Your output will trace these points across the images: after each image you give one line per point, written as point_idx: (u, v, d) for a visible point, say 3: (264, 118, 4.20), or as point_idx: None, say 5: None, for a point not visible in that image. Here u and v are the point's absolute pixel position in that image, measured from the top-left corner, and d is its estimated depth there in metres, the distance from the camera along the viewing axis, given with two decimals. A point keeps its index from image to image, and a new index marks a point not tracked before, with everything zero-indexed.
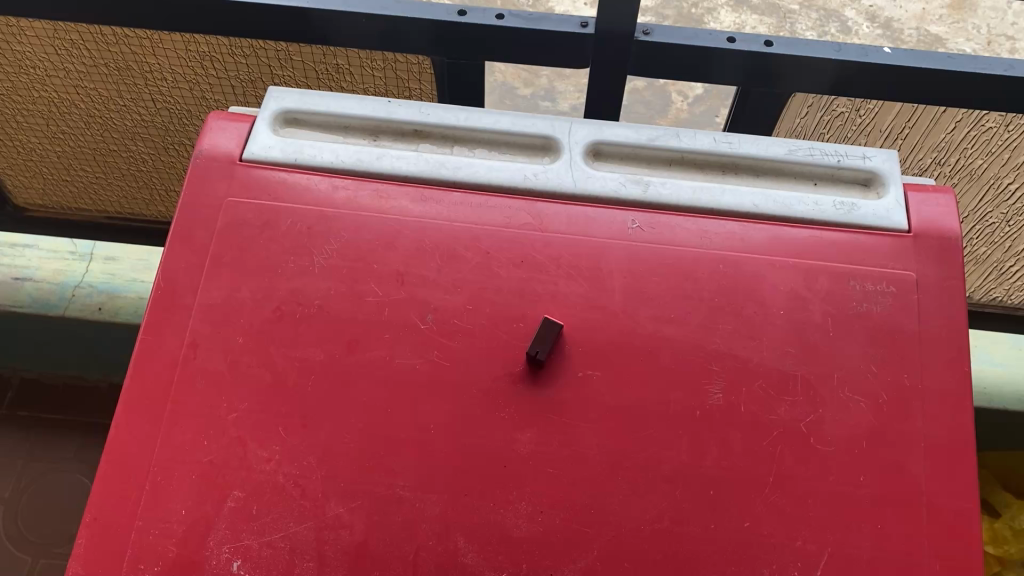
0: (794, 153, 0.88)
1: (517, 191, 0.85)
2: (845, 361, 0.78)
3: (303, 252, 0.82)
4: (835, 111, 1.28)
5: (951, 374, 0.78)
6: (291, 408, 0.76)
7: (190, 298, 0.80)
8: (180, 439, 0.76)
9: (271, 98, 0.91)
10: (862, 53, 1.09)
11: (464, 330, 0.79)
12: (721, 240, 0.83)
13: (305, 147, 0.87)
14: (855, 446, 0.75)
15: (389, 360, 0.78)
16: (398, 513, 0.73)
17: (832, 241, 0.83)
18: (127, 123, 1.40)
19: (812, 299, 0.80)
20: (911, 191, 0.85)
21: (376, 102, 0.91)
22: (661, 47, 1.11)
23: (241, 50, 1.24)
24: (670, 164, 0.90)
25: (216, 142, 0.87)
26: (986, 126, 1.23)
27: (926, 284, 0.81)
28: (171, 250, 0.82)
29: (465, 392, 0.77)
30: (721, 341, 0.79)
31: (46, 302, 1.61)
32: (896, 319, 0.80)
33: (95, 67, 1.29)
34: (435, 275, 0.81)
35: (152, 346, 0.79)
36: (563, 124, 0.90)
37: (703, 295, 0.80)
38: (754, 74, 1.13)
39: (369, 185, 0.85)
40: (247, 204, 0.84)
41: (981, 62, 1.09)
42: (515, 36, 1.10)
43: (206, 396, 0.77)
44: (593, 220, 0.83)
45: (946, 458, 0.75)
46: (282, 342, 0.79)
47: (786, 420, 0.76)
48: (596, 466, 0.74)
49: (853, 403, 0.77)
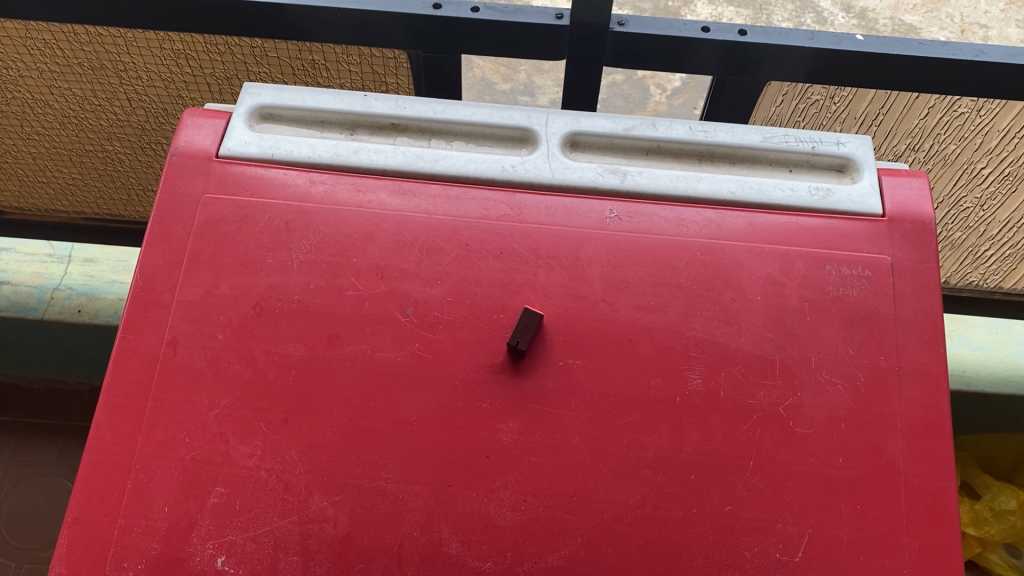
0: (769, 141, 0.89)
1: (495, 183, 0.85)
2: (822, 344, 0.79)
3: (282, 247, 0.82)
4: (811, 98, 1.29)
5: (926, 356, 0.79)
6: (273, 404, 0.76)
7: (169, 295, 0.80)
8: (163, 436, 0.75)
9: (248, 93, 0.91)
10: (836, 40, 1.10)
11: (444, 321, 0.79)
12: (697, 227, 0.83)
13: (281, 142, 0.87)
14: (833, 428, 0.76)
15: (371, 353, 0.78)
16: (383, 505, 0.73)
17: (808, 228, 0.84)
18: (104, 124, 1.39)
19: (789, 285, 0.81)
20: (885, 176, 0.86)
21: (353, 96, 0.91)
22: (636, 37, 1.11)
23: (217, 46, 1.24)
24: (647, 154, 0.90)
25: (193, 139, 0.87)
26: (958, 112, 1.23)
27: (901, 267, 0.82)
28: (149, 248, 0.82)
29: (446, 383, 0.77)
30: (699, 327, 0.79)
31: (24, 305, 1.53)
32: (872, 301, 0.80)
33: (68, 67, 1.28)
34: (415, 267, 0.81)
35: (131, 343, 0.78)
36: (540, 115, 0.90)
37: (681, 282, 0.81)
38: (730, 64, 1.13)
39: (346, 178, 0.85)
40: (224, 200, 0.84)
41: (953, 48, 1.09)
42: (490, 29, 1.10)
43: (186, 393, 0.77)
44: (571, 210, 0.84)
45: (925, 440, 0.76)
46: (263, 338, 0.79)
47: (766, 403, 0.77)
48: (579, 454, 0.75)
49: (831, 386, 0.77)
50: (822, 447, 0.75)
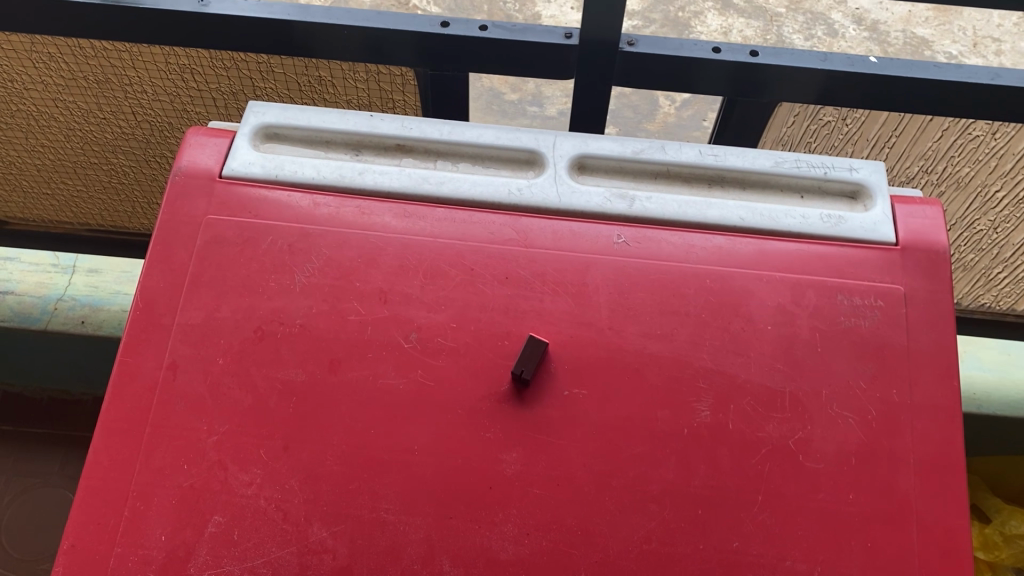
0: (781, 166, 0.88)
1: (501, 206, 0.84)
2: (833, 377, 0.77)
3: (285, 271, 0.81)
4: (823, 120, 1.26)
5: (938, 389, 0.77)
6: (274, 431, 0.75)
7: (170, 318, 0.79)
8: (160, 462, 0.74)
9: (252, 112, 0.90)
10: (848, 62, 1.08)
11: (448, 347, 0.78)
12: (706, 254, 0.82)
13: (285, 163, 0.86)
14: (844, 462, 0.74)
15: (372, 380, 0.77)
16: (383, 537, 0.72)
17: (819, 256, 0.82)
18: (108, 137, 1.35)
19: (799, 315, 0.80)
20: (898, 204, 0.85)
21: (359, 115, 0.90)
22: (645, 57, 1.10)
23: (223, 62, 1.21)
24: (656, 177, 0.89)
25: (196, 158, 0.86)
26: (973, 135, 1.20)
27: (914, 297, 0.80)
28: (151, 271, 0.81)
29: (449, 412, 0.76)
30: (708, 357, 0.78)
31: (28, 316, 1.52)
32: (885, 333, 0.79)
33: (73, 81, 1.25)
34: (419, 292, 0.80)
35: (131, 367, 0.77)
36: (548, 137, 0.89)
37: (690, 310, 0.80)
38: (740, 85, 1.11)
39: (351, 201, 0.84)
40: (227, 222, 0.83)
41: (968, 71, 1.08)
42: (498, 48, 1.09)
43: (186, 418, 0.76)
44: (577, 235, 0.83)
45: (937, 476, 0.74)
46: (263, 363, 0.77)
47: (775, 437, 0.75)
48: (583, 486, 0.73)
49: (841, 420, 0.76)
50: (833, 482, 0.74)
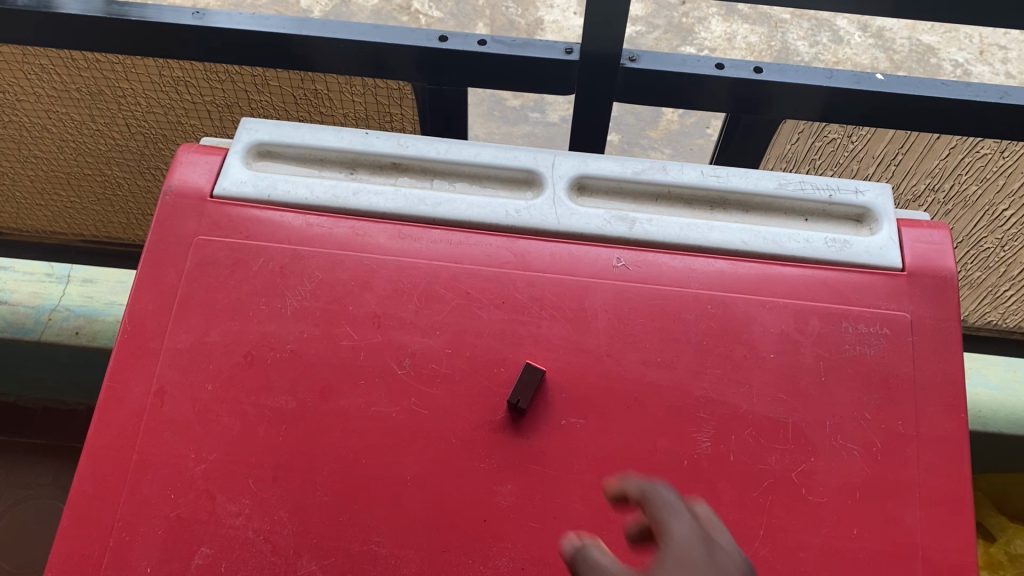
0: (785, 188, 0.86)
1: (498, 228, 0.83)
2: (837, 407, 0.75)
3: (276, 293, 0.79)
4: (827, 137, 1.23)
5: (945, 421, 0.75)
6: (263, 460, 0.73)
7: (158, 342, 0.77)
8: (146, 492, 0.72)
9: (245, 129, 0.88)
10: (854, 80, 1.06)
11: (442, 374, 0.76)
12: (707, 279, 0.80)
13: (278, 183, 0.84)
14: (848, 496, 0.72)
15: (364, 408, 0.75)
16: (373, 571, 0.70)
17: (823, 282, 0.80)
18: (102, 148, 1.34)
19: (803, 342, 0.78)
20: (905, 228, 0.83)
21: (354, 133, 0.88)
22: (646, 74, 1.07)
23: (217, 75, 1.19)
24: (657, 199, 0.87)
25: (187, 177, 0.84)
26: (980, 153, 1.18)
27: (920, 325, 0.78)
28: (139, 293, 0.79)
29: (443, 442, 0.74)
30: (709, 386, 0.76)
31: (21, 327, 1.51)
32: (890, 362, 0.77)
33: (66, 93, 1.23)
34: (413, 317, 0.78)
35: (118, 393, 0.76)
36: (546, 157, 0.87)
37: (691, 337, 0.78)
38: (743, 101, 1.09)
39: (345, 221, 0.83)
40: (218, 243, 0.81)
41: (976, 88, 1.05)
42: (497, 63, 1.07)
43: (173, 446, 0.74)
44: (576, 258, 0.81)
45: (944, 511, 0.72)
46: (253, 390, 0.76)
47: (777, 469, 0.73)
48: (579, 520, 0.71)
49: (845, 452, 0.74)
50: (836, 517, 0.72)
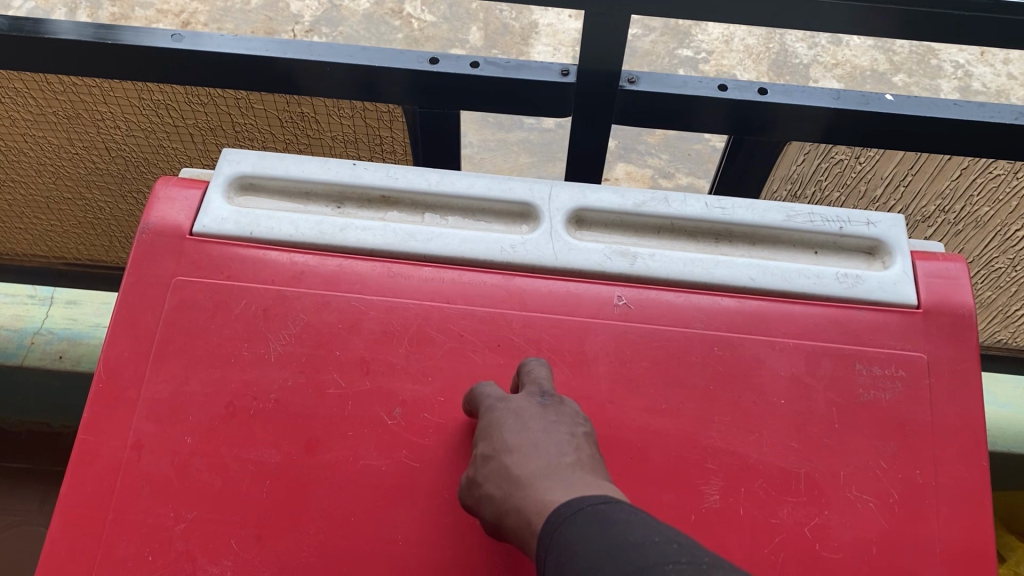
0: (793, 220, 0.82)
1: (493, 265, 0.79)
2: (851, 456, 0.71)
3: (260, 339, 0.75)
4: (835, 158, 1.18)
5: (964, 469, 0.71)
6: (246, 519, 0.69)
7: (135, 392, 0.73)
8: (122, 554, 0.68)
9: (226, 161, 0.84)
10: (863, 101, 1.02)
11: (434, 425, 0.72)
12: (713, 318, 0.76)
13: (261, 219, 0.80)
14: (866, 551, 0.68)
15: (353, 462, 0.71)
16: None
17: (835, 321, 0.76)
18: (82, 171, 1.29)
19: (815, 387, 0.74)
20: (919, 261, 0.79)
21: (340, 164, 0.84)
22: (646, 96, 1.03)
23: (199, 98, 1.14)
24: (659, 232, 0.83)
25: (165, 214, 0.80)
26: (993, 174, 1.13)
27: (937, 367, 0.75)
28: (114, 339, 0.75)
29: (436, 497, 0.70)
30: (717, 435, 0.72)
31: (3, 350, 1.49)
32: (905, 406, 0.73)
33: (42, 116, 1.18)
34: (404, 362, 0.74)
35: (91, 447, 0.71)
36: (542, 188, 0.83)
37: (696, 381, 0.74)
38: (745, 122, 1.05)
39: (333, 259, 0.79)
40: (198, 284, 0.77)
41: (990, 109, 1.01)
42: (491, 86, 1.03)
43: (150, 504, 0.69)
44: (575, 298, 0.77)
45: (967, 566, 0.68)
46: (235, 442, 0.71)
47: (791, 524, 0.69)
48: None
49: (861, 504, 0.70)
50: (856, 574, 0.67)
